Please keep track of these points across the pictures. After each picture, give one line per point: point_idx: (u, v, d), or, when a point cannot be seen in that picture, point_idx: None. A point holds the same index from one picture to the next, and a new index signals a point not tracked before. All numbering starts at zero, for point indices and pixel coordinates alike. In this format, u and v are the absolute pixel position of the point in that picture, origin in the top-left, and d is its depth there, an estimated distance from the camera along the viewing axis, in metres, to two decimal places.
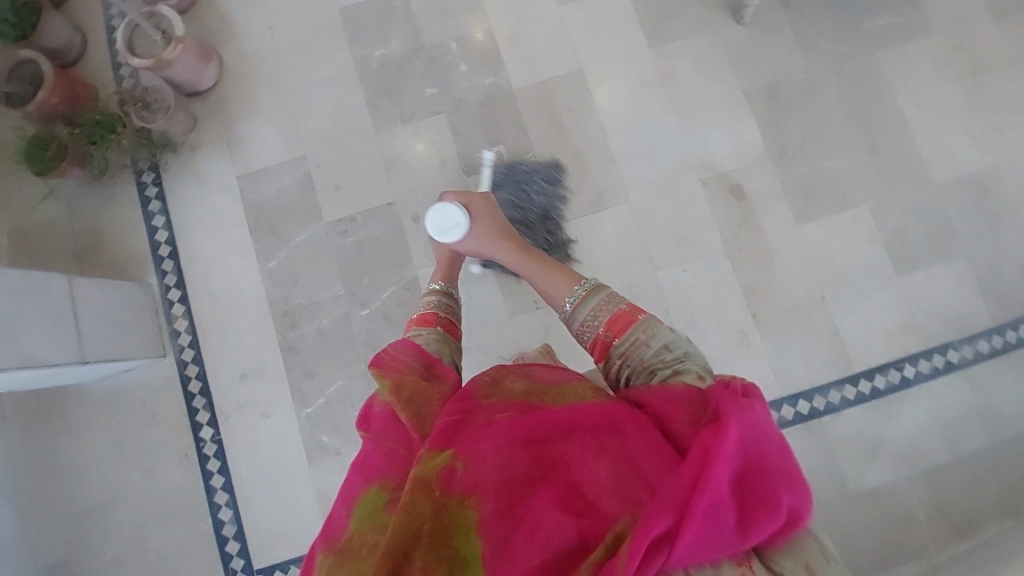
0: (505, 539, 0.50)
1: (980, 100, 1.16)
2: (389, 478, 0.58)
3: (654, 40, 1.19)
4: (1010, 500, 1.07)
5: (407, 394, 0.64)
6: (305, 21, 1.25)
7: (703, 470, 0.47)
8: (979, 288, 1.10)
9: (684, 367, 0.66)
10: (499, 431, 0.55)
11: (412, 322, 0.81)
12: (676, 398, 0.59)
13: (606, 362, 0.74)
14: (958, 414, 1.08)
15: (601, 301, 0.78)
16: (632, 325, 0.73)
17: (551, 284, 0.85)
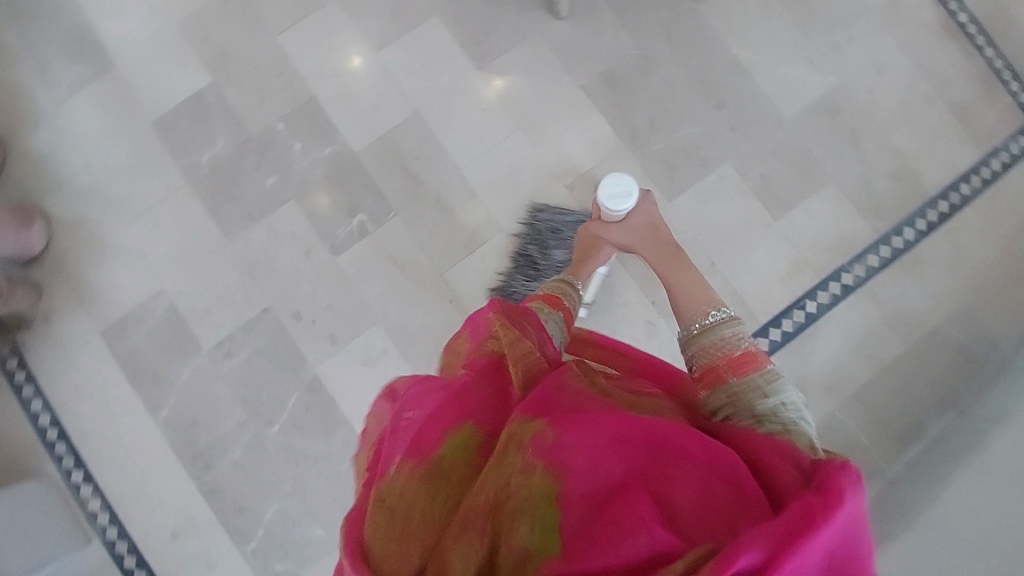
0: (582, 527, 0.43)
1: (811, 22, 1.15)
2: (482, 420, 0.50)
3: (479, 61, 1.14)
4: (943, 396, 1.10)
5: (523, 357, 0.58)
6: (117, 144, 1.12)
7: (813, 522, 0.40)
8: (856, 207, 1.12)
9: (795, 429, 0.62)
10: (606, 420, 0.48)
11: (539, 297, 0.87)
12: (781, 449, 0.52)
13: (712, 387, 0.71)
14: (870, 331, 1.10)
15: (728, 335, 0.77)
16: (758, 369, 0.70)
17: (678, 296, 0.85)
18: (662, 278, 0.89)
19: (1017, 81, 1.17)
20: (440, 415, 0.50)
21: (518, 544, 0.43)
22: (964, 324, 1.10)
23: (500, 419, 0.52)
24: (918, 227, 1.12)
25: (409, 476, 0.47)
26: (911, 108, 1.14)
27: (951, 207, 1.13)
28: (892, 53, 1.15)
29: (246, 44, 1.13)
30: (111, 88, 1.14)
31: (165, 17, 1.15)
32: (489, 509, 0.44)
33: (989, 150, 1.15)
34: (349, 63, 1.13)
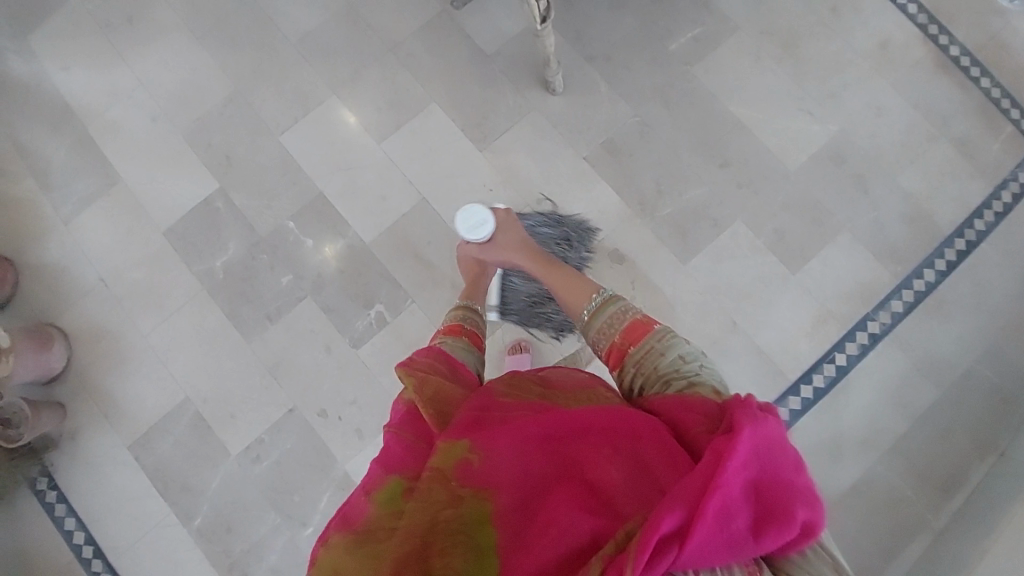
0: (517, 536, 0.46)
1: (805, 74, 1.17)
2: (405, 467, 0.55)
3: (479, 142, 1.17)
4: (982, 439, 1.08)
5: (430, 392, 0.60)
6: (133, 255, 1.14)
7: (717, 466, 0.42)
8: (873, 253, 1.11)
9: (699, 377, 0.61)
10: (515, 429, 0.51)
11: (439, 330, 0.79)
12: (692, 404, 0.54)
13: (624, 369, 0.68)
14: (900, 379, 1.09)
15: (616, 311, 0.73)
16: (652, 331, 0.68)
17: (569, 293, 0.81)
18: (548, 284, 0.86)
19: (1016, 109, 1.17)
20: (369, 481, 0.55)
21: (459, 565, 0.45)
22: (994, 362, 1.09)
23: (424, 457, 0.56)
24: (938, 267, 1.11)
25: (346, 544, 0.50)
26: (916, 146, 1.14)
27: (969, 244, 1.12)
28: (890, 95, 1.16)
29: (252, 146, 1.16)
30: (122, 200, 1.16)
31: (170, 126, 1.18)
32: (422, 542, 0.46)
33: (998, 181, 1.14)
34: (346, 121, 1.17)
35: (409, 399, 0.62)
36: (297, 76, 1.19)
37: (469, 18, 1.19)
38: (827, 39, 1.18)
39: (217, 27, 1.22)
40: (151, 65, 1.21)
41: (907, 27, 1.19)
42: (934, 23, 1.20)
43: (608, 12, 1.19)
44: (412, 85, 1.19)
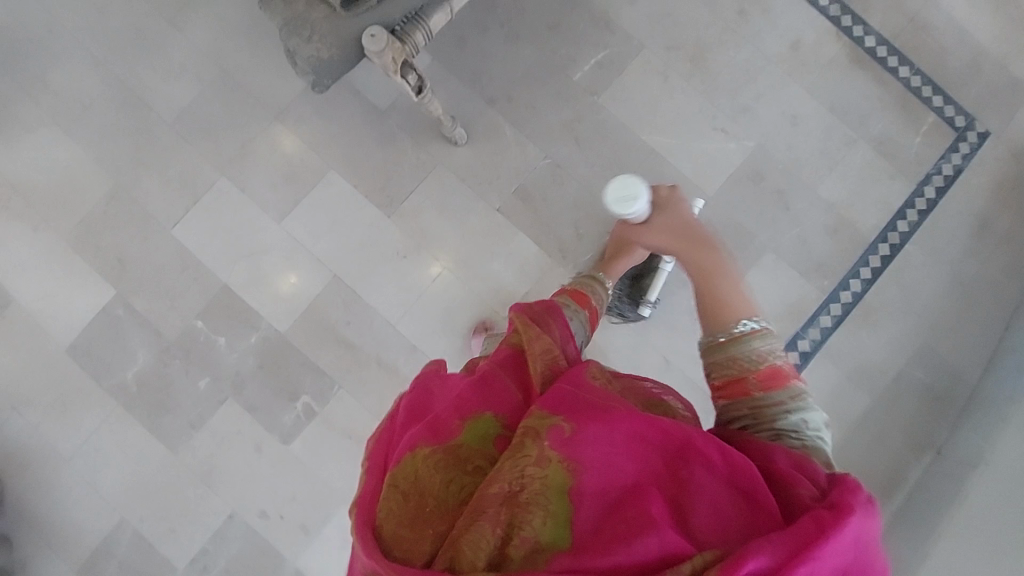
0: (596, 525, 0.44)
1: (715, 89, 1.11)
2: (500, 409, 0.50)
3: (386, 208, 1.10)
4: (923, 441, 1.08)
5: (543, 347, 0.55)
6: (39, 379, 1.08)
7: (818, 539, 0.40)
8: (798, 271, 1.10)
9: (813, 447, 0.55)
10: (629, 427, 0.47)
11: (564, 292, 0.75)
12: (800, 463, 0.49)
13: (736, 399, 0.59)
14: (837, 393, 1.08)
15: (762, 350, 0.60)
16: (790, 386, 0.58)
17: (711, 296, 0.65)
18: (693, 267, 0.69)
19: (938, 97, 1.13)
20: (461, 403, 0.51)
21: (530, 538, 0.43)
22: (928, 363, 1.09)
23: (518, 413, 0.51)
24: (864, 275, 1.10)
25: (425, 460, 0.48)
26: (831, 154, 1.11)
27: (893, 248, 1.10)
28: (804, 101, 1.12)
29: (144, 245, 1.09)
30: (16, 323, 1.09)
31: (54, 235, 1.11)
32: (502, 501, 0.44)
33: (922, 177, 1.11)
34: (270, 158, 1.10)
35: (513, 342, 0.57)
36: (181, 161, 1.10)
37: (356, 72, 1.10)
38: (737, 46, 1.12)
39: (85, 117, 1.12)
40: (22, 169, 1.12)
41: (820, 22, 1.13)
42: (848, 13, 1.14)
43: (504, 47, 1.11)
44: (305, 153, 1.10)
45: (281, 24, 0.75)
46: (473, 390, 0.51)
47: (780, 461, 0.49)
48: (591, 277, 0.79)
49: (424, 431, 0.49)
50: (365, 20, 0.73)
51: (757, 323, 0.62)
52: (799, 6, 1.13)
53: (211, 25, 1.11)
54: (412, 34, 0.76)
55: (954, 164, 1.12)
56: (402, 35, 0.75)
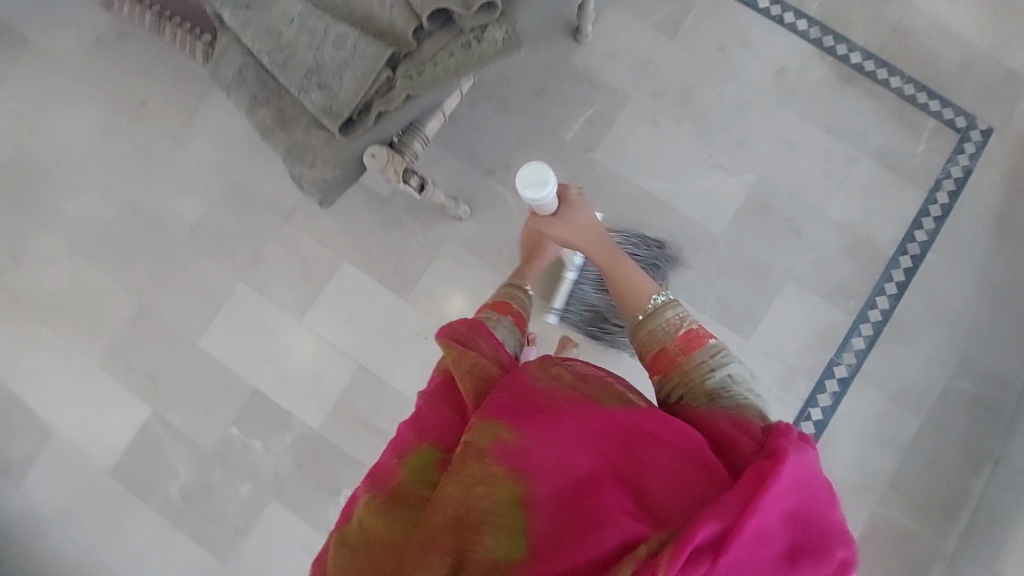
0: (552, 527, 0.48)
1: (707, 127, 1.13)
2: (434, 439, 0.57)
3: (401, 290, 1.11)
4: (978, 454, 1.05)
5: (470, 365, 0.60)
6: (87, 504, 1.11)
7: (762, 488, 0.43)
8: (821, 295, 1.08)
9: (746, 400, 0.59)
10: (563, 423, 0.51)
11: (486, 304, 0.76)
12: (740, 423, 0.54)
13: (668, 373, 0.64)
14: (880, 415, 1.06)
15: (675, 321, 0.66)
16: (706, 346, 0.63)
17: (621, 283, 0.72)
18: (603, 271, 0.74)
19: (934, 101, 1.12)
20: (403, 446, 0.58)
21: (491, 550, 0.47)
22: (969, 370, 1.07)
23: (455, 432, 0.57)
24: (889, 291, 1.08)
25: (376, 508, 0.53)
26: (834, 174, 1.11)
27: (915, 259, 1.09)
28: (797, 126, 1.12)
29: (173, 360, 1.11)
30: (60, 453, 1.12)
31: (87, 361, 1.14)
32: (455, 524, 0.49)
33: (932, 185, 1.11)
34: (282, 256, 1.12)
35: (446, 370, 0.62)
36: (198, 273, 1.13)
37: None
38: (723, 84, 1.14)
39: (102, 243, 1.16)
40: (49, 300, 1.16)
41: (802, 46, 1.14)
42: (829, 33, 1.14)
43: (495, 116, 1.13)
44: (316, 247, 1.12)
45: (286, 153, 0.77)
46: (415, 428, 0.58)
47: (721, 424, 0.54)
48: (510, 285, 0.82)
49: (373, 483, 0.56)
50: (366, 140, 0.75)
51: (664, 295, 0.69)
52: (778, 34, 1.14)
53: (212, 138, 1.15)
54: (409, 144, 0.79)
55: (961, 166, 1.11)
56: (400, 147, 0.79)
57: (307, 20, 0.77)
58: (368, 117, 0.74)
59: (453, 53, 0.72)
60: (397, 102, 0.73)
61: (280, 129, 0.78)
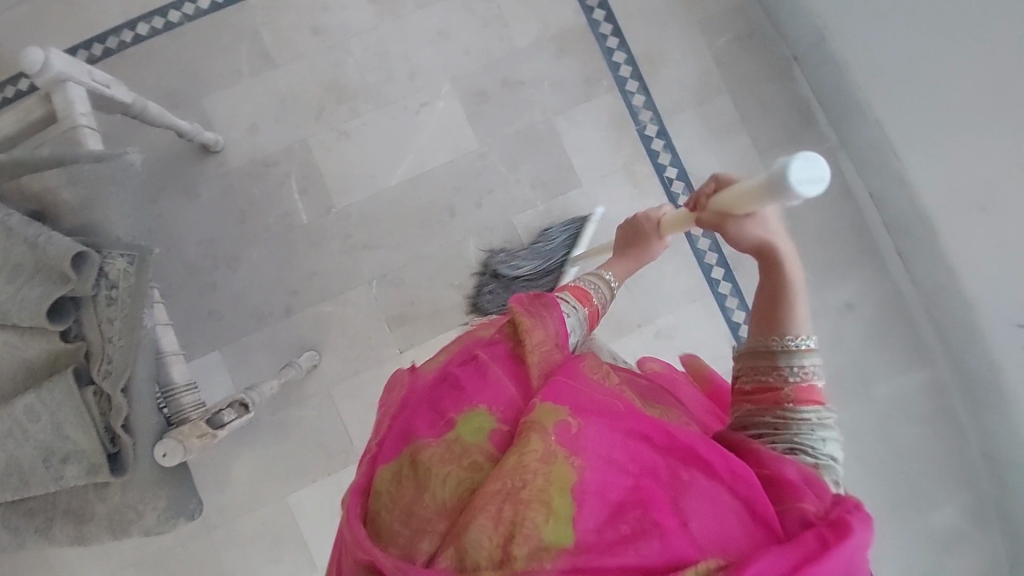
0: (599, 526, 0.46)
1: (380, 91, 1.08)
2: (496, 404, 0.52)
3: (350, 458, 1.03)
4: (779, 66, 1.13)
5: (541, 343, 0.56)
6: None
7: (818, 555, 0.43)
8: (583, 99, 1.10)
9: (828, 468, 0.51)
10: (619, 425, 0.50)
11: (565, 286, 0.65)
12: (810, 477, 0.49)
13: (763, 406, 0.55)
14: (706, 120, 1.11)
15: (807, 368, 0.56)
16: (819, 406, 0.54)
17: (761, 308, 0.60)
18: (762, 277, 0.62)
19: None
20: (463, 393, 0.52)
21: (534, 537, 0.45)
22: (715, 25, 1.13)
23: (512, 407, 0.52)
24: (614, 44, 1.11)
25: (434, 453, 0.49)
26: (490, 17, 1.10)
27: (602, 5, 1.12)
28: (429, 16, 1.09)
29: None
30: None
31: None
32: (505, 498, 0.46)
33: None
34: (247, 555, 1.01)
35: (513, 336, 0.57)
36: None
37: None
38: (350, 54, 1.08)
39: None
40: None
41: None
42: None
43: (243, 273, 1.04)
44: (259, 517, 1.02)
45: (110, 531, 0.69)
46: (469, 382, 0.52)
47: (791, 473, 0.48)
48: (597, 274, 0.69)
49: (428, 412, 0.52)
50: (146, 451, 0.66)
51: (808, 342, 0.57)
52: None
53: (87, 558, 1.01)
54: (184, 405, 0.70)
55: None
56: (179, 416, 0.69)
57: None
58: (125, 438, 0.64)
59: (113, 318, 0.63)
60: (123, 403, 0.63)
61: (86, 524, 0.69)
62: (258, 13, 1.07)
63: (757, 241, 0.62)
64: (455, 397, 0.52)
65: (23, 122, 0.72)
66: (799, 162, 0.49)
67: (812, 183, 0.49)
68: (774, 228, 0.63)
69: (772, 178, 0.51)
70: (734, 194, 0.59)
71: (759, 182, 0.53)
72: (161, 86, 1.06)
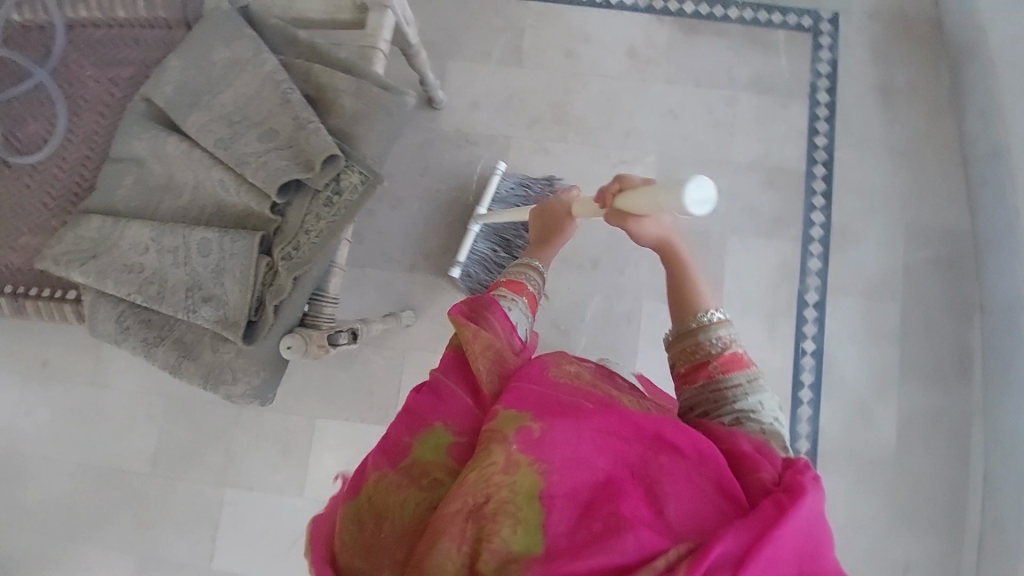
0: (569, 528, 0.47)
1: (592, 130, 1.13)
2: (452, 419, 0.57)
3: (388, 418, 1.05)
4: (962, 306, 1.09)
5: (484, 346, 0.61)
6: None
7: (779, 520, 0.45)
8: (763, 235, 1.11)
9: (771, 429, 0.62)
10: (585, 425, 0.51)
11: (500, 284, 0.77)
12: (762, 447, 0.55)
13: (699, 385, 0.68)
14: (865, 316, 1.09)
15: (724, 340, 0.70)
16: (747, 370, 0.66)
17: (687, 292, 0.75)
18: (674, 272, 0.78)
19: (777, 12, 1.15)
20: (418, 417, 0.57)
21: (503, 546, 0.47)
22: (919, 237, 1.11)
23: (469, 415, 0.57)
24: (819, 204, 1.12)
25: (388, 481, 0.53)
26: (721, 121, 1.13)
27: (826, 165, 1.13)
28: (669, 92, 1.14)
29: None
30: None
31: None
32: (469, 512, 0.48)
33: (810, 90, 1.14)
34: (254, 443, 1.05)
35: (461, 349, 0.62)
36: (179, 504, 1.04)
37: None
38: (586, 86, 1.14)
39: (66, 517, 1.06)
40: None
41: (638, 17, 1.15)
42: None
43: (395, 214, 1.10)
44: (286, 420, 1.05)
45: (202, 381, 0.71)
46: (429, 404, 0.58)
47: (744, 446, 0.55)
48: (533, 270, 0.81)
49: (384, 453, 0.55)
50: (276, 333, 0.70)
51: (722, 314, 0.72)
52: (613, 17, 1.15)
53: (131, 366, 1.07)
54: (320, 313, 0.74)
55: (827, 61, 1.15)
56: (312, 320, 0.73)
57: (162, 241, 0.74)
58: (267, 315, 0.68)
59: (321, 215, 0.69)
60: (288, 288, 0.68)
61: (188, 359, 0.72)
62: (531, 14, 1.15)
63: (662, 234, 0.77)
64: (412, 423, 0.57)
65: (332, 16, 0.81)
66: (695, 184, 0.57)
67: (705, 202, 0.58)
68: (671, 221, 0.78)
69: (671, 207, 0.59)
70: (663, 207, 0.61)
71: (660, 207, 0.61)
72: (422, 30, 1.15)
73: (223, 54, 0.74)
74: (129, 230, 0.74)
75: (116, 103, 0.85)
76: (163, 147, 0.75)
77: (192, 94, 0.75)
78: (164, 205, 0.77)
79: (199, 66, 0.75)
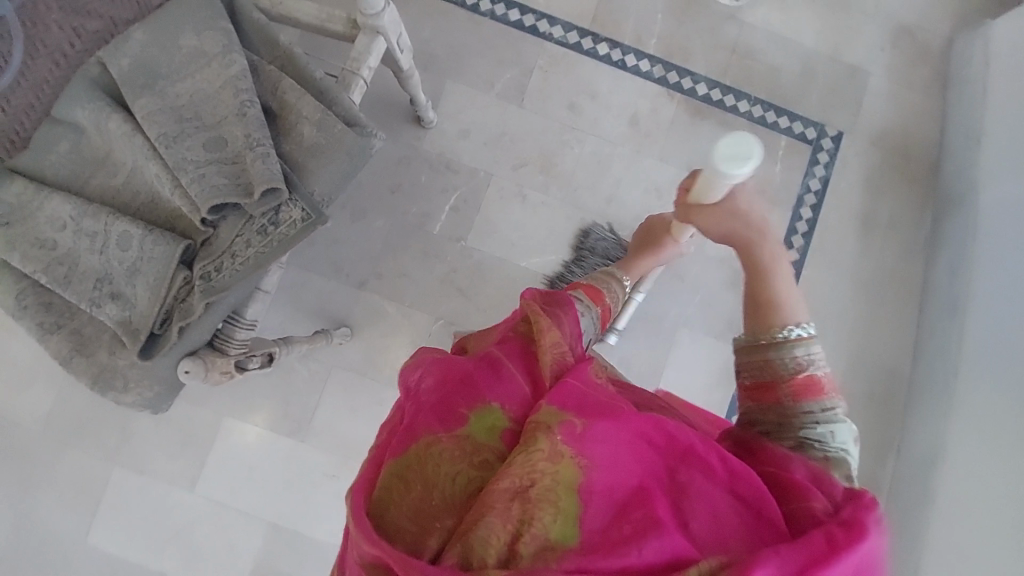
0: (604, 526, 0.44)
1: (576, 189, 1.11)
2: (508, 402, 0.51)
3: (297, 432, 1.01)
4: (879, 445, 1.12)
5: (553, 342, 0.56)
6: None
7: (826, 555, 0.40)
8: (714, 333, 1.11)
9: (835, 458, 0.53)
10: (627, 425, 0.48)
11: (580, 287, 0.78)
12: (818, 476, 0.49)
13: (763, 403, 0.58)
14: None
15: (800, 359, 0.58)
16: (820, 398, 0.56)
17: (764, 295, 0.62)
18: (749, 271, 0.65)
19: (784, 117, 1.16)
20: (474, 389, 0.51)
21: (539, 534, 0.44)
22: (859, 369, 1.13)
23: (525, 404, 0.52)
24: None
25: (438, 445, 0.48)
26: None
27: (792, 279, 1.14)
28: (660, 171, 1.12)
29: (68, 569, 1.00)
30: None
31: None
32: (511, 494, 0.45)
33: (795, 201, 1.15)
34: (157, 426, 1.01)
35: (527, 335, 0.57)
36: (65, 470, 1.00)
37: None
38: (580, 144, 1.11)
39: None
40: None
41: (649, 87, 1.13)
42: (672, 69, 1.14)
43: (356, 226, 1.06)
44: (194, 410, 1.01)
45: (91, 383, 0.67)
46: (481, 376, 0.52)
47: (798, 472, 0.49)
48: (615, 283, 0.84)
49: (434, 416, 0.50)
50: (177, 354, 0.66)
51: (805, 330, 0.59)
52: (624, 80, 1.13)
53: None
54: (230, 338, 0.69)
55: (818, 177, 1.16)
56: (221, 344, 0.69)
57: (82, 222, 0.69)
58: (170, 335, 0.64)
59: (251, 242, 0.65)
60: (197, 312, 0.64)
61: (80, 355, 0.68)
62: (544, 56, 1.11)
63: (732, 225, 0.66)
64: (466, 393, 0.51)
65: (322, 23, 0.76)
66: (731, 140, 0.56)
67: (740, 160, 0.56)
68: (746, 211, 0.67)
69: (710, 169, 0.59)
70: (712, 177, 0.60)
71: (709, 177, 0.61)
72: (428, 41, 1.10)
73: (190, 42, 0.69)
74: (48, 203, 0.69)
75: (77, 57, 0.79)
76: (105, 123, 0.70)
77: (147, 75, 0.69)
78: (94, 182, 0.72)
79: (163, 48, 0.70)
